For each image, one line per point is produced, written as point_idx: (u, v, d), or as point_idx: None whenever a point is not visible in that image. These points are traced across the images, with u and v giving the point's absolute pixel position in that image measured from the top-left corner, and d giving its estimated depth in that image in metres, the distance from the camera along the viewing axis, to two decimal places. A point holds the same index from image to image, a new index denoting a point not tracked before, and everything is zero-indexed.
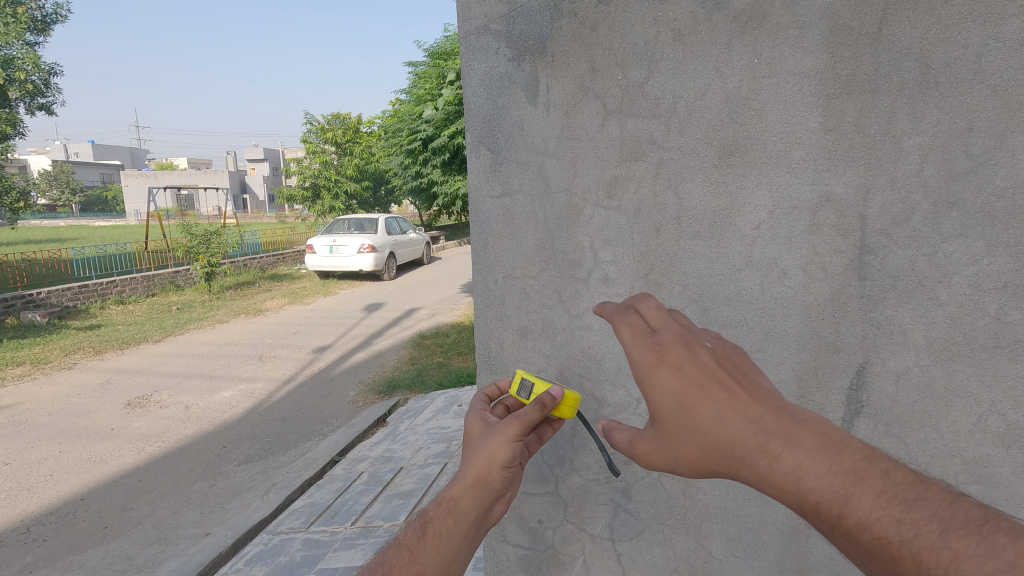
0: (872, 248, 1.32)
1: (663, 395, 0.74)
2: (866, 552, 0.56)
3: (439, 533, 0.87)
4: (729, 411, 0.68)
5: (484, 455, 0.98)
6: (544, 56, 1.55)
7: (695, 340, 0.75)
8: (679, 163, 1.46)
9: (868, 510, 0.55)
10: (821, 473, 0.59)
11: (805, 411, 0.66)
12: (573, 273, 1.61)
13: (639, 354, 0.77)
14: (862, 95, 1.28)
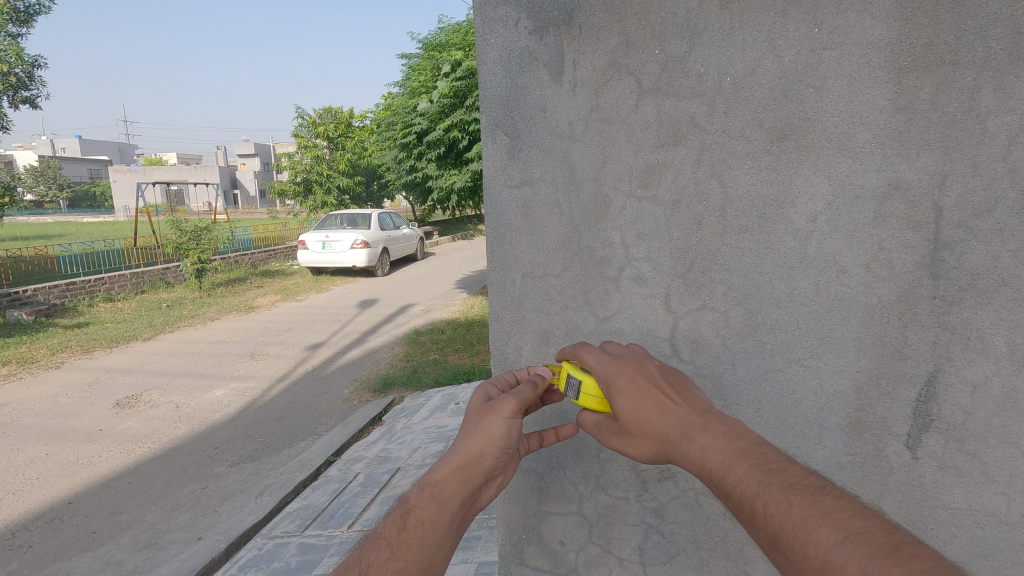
0: (948, 243, 1.18)
1: (623, 395, 1.00)
2: (741, 507, 0.78)
3: (420, 524, 0.85)
4: (666, 408, 0.95)
5: (476, 438, 0.96)
6: (570, 28, 1.38)
7: (646, 359, 1.06)
8: (725, 148, 1.29)
9: (740, 473, 0.80)
10: (715, 446, 0.85)
11: (721, 412, 0.93)
12: (601, 271, 1.45)
13: (604, 365, 1.05)
14: (940, 68, 1.13)
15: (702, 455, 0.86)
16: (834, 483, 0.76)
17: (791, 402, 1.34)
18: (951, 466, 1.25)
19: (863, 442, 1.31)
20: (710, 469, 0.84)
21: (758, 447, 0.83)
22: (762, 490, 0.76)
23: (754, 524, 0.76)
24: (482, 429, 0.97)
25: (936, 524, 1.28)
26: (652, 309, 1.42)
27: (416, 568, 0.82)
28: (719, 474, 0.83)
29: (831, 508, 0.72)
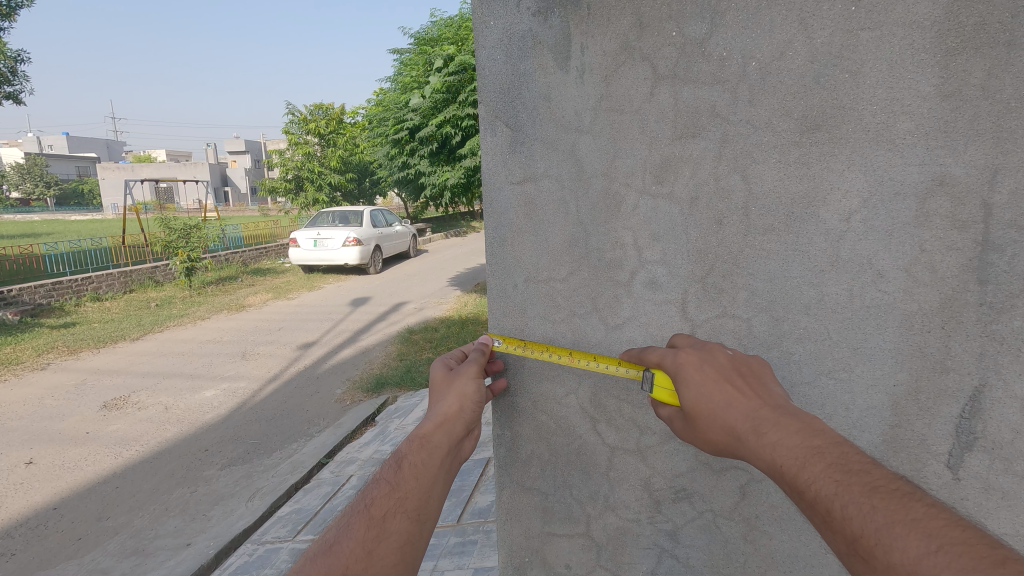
0: (998, 244, 1.06)
1: (691, 386, 0.97)
2: (813, 506, 0.72)
3: (415, 464, 0.96)
4: (738, 401, 0.91)
5: (452, 396, 1.13)
6: (578, 8, 1.25)
7: (720, 352, 1.03)
8: (749, 140, 1.18)
9: (815, 471, 0.74)
10: (788, 442, 0.80)
11: (800, 411, 0.87)
12: (612, 275, 1.33)
13: (675, 357, 1.05)
14: (992, 49, 1.01)
15: (773, 451, 0.81)
16: (926, 490, 0.69)
17: (820, 418, 1.23)
18: (996, 488, 1.14)
19: (899, 461, 1.20)
20: (781, 465, 0.78)
21: (837, 445, 0.77)
22: (842, 490, 0.70)
23: (830, 527, 0.70)
24: (451, 387, 1.17)
25: None
26: (667, 316, 1.30)
27: (418, 498, 0.91)
28: (791, 471, 0.77)
29: (923, 516, 0.65)
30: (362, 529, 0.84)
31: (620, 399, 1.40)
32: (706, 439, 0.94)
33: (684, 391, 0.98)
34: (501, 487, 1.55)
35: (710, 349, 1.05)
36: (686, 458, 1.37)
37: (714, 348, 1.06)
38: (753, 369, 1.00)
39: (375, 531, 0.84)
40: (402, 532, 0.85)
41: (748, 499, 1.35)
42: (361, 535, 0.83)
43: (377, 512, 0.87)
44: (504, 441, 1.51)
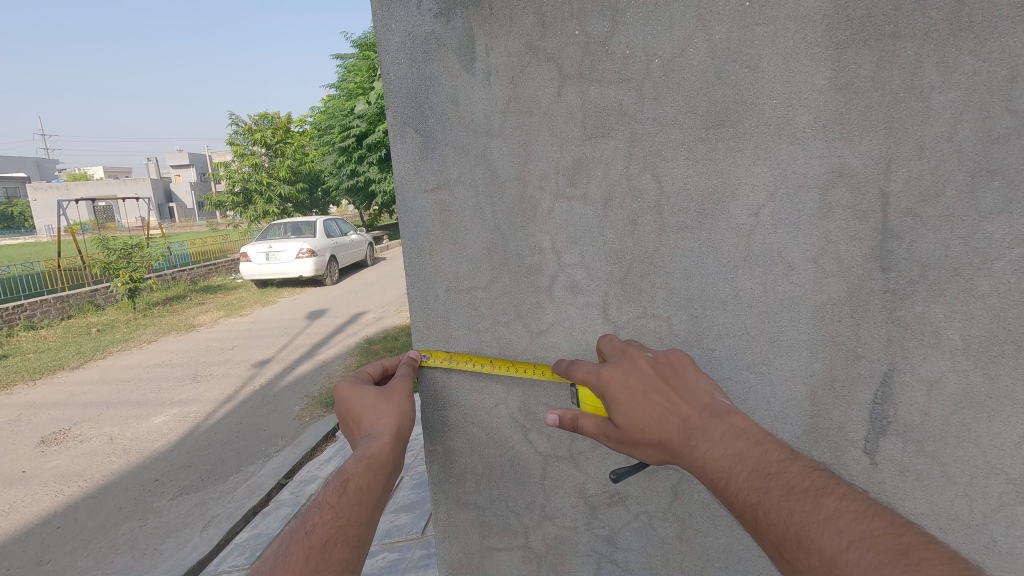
0: (897, 233, 1.08)
1: (616, 403, 0.93)
2: (743, 515, 0.73)
3: (360, 487, 0.93)
4: (667, 411, 0.88)
5: (392, 412, 1.11)
6: (479, 8, 1.21)
7: (640, 358, 0.98)
8: (657, 138, 1.17)
9: (740, 482, 0.74)
10: (714, 451, 0.79)
11: (723, 408, 0.86)
12: (532, 281, 1.31)
13: (598, 374, 0.99)
14: (879, 41, 1.03)
15: (703, 463, 0.80)
16: (838, 480, 0.69)
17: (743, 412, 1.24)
18: (911, 470, 1.17)
19: (820, 450, 1.21)
20: (711, 478, 0.78)
21: (758, 448, 0.77)
22: (762, 498, 0.71)
23: (758, 533, 0.70)
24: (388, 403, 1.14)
25: None
26: (589, 319, 1.29)
27: (359, 524, 0.89)
28: (720, 482, 0.77)
29: (834, 512, 0.65)
30: (301, 556, 0.81)
31: (549, 406, 1.37)
32: (645, 452, 0.92)
33: (613, 407, 0.93)
34: (438, 504, 1.51)
35: (631, 354, 1.01)
36: (617, 461, 1.35)
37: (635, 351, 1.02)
38: (673, 364, 0.96)
39: (315, 560, 0.81)
40: (342, 561, 0.83)
41: (680, 499, 1.33)
42: (298, 566, 0.80)
43: (318, 539, 0.84)
44: (437, 457, 1.47)
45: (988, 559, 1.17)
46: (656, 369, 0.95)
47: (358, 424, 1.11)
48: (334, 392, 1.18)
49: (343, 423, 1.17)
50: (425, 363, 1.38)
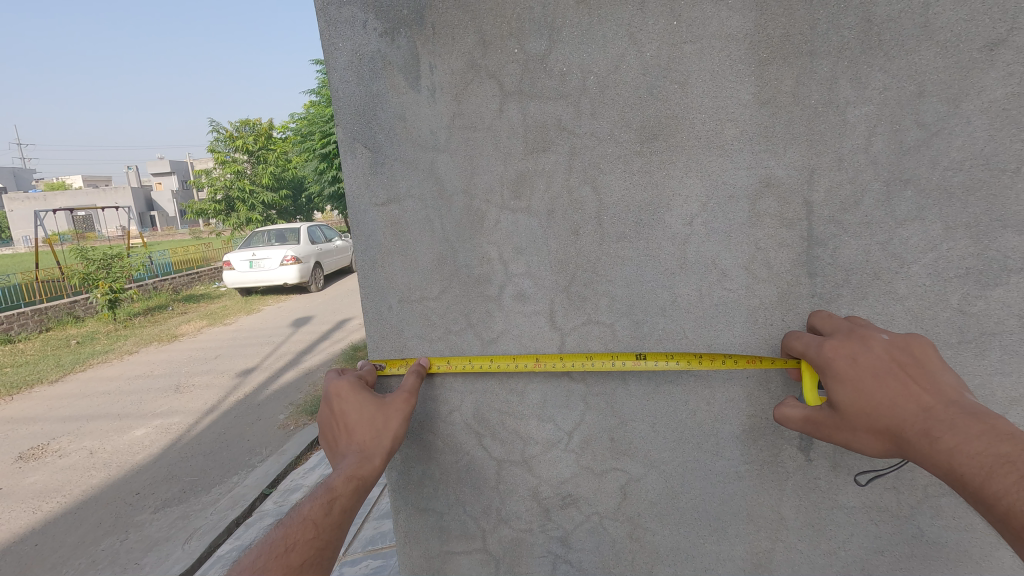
0: (821, 239, 1.13)
1: (847, 383, 0.95)
2: (998, 518, 0.74)
3: (344, 508, 1.06)
4: (902, 398, 0.89)
5: (383, 433, 1.24)
6: (422, 27, 1.24)
7: (872, 338, 0.98)
8: (595, 152, 1.21)
9: (1004, 484, 0.75)
10: (970, 449, 0.80)
11: (976, 407, 0.85)
12: (481, 290, 1.34)
13: (820, 347, 1.02)
14: (798, 58, 1.08)
15: (950, 456, 0.81)
16: None
17: (685, 414, 1.29)
18: (842, 465, 1.23)
19: (758, 449, 1.26)
20: (960, 474, 0.79)
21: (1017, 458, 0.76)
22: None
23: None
24: (383, 419, 1.25)
25: (835, 525, 1.26)
26: (537, 327, 1.33)
27: (338, 544, 1.02)
28: (976, 480, 0.78)
29: None
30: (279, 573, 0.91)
31: (501, 412, 1.40)
32: (862, 436, 0.93)
33: (838, 385, 0.96)
34: (398, 511, 1.54)
35: (852, 335, 1.00)
36: (568, 464, 1.39)
37: (858, 330, 1.01)
38: (907, 347, 0.95)
39: None
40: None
41: (629, 499, 1.38)
42: None
43: (297, 559, 0.95)
44: (395, 465, 1.50)
45: (915, 548, 1.23)
46: (894, 349, 0.95)
47: (347, 431, 1.23)
48: (328, 391, 1.28)
49: (327, 420, 1.28)
50: (382, 372, 1.41)
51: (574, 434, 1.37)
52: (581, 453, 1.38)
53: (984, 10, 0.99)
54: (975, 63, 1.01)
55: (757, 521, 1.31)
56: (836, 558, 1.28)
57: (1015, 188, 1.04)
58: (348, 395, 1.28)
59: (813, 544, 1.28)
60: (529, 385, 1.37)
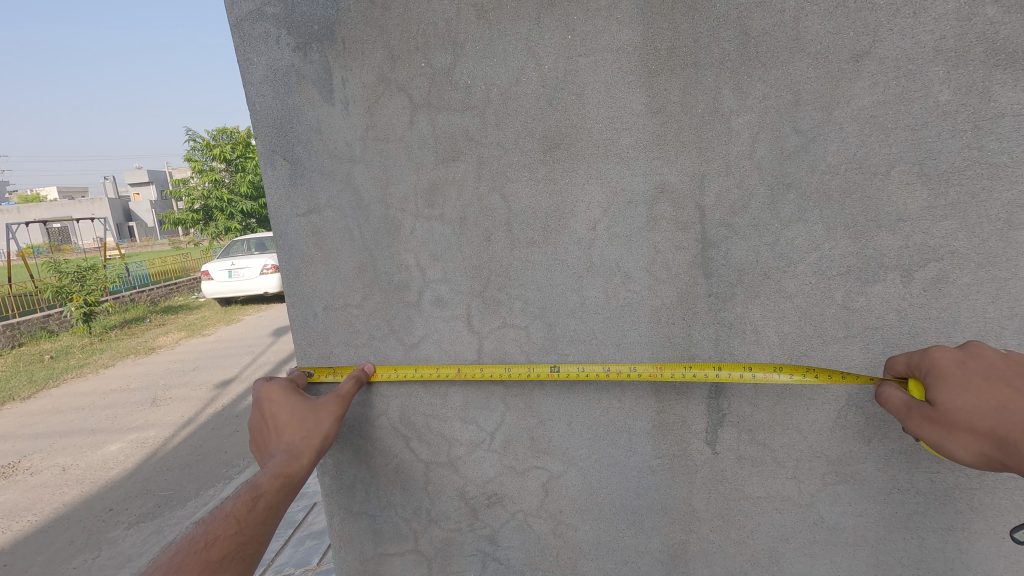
0: (714, 241, 1.19)
1: (955, 385, 0.99)
2: None
3: (269, 505, 1.08)
4: (1015, 406, 0.92)
5: (313, 434, 1.26)
6: (333, 43, 1.27)
7: (989, 348, 1.01)
8: (502, 161, 1.25)
9: None
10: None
11: None
12: (401, 297, 1.38)
13: (933, 352, 1.05)
14: (684, 70, 1.13)
15: None
16: None
17: (599, 412, 1.33)
18: (746, 457, 1.28)
19: (668, 443, 1.31)
20: None
21: None
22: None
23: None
24: (313, 420, 1.28)
25: (743, 515, 1.32)
26: (455, 331, 1.37)
27: (261, 539, 1.03)
28: None
29: None
30: (198, 567, 0.90)
31: (426, 415, 1.43)
32: (971, 437, 0.96)
33: (958, 384, 0.99)
34: (332, 515, 1.56)
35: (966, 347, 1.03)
36: (492, 464, 1.43)
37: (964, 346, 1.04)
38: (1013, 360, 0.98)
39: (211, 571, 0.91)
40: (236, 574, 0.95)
41: (551, 496, 1.42)
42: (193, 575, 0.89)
43: (216, 554, 0.94)
44: (327, 469, 1.52)
45: (817, 534, 1.29)
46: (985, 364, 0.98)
47: (276, 432, 1.25)
48: (259, 392, 1.30)
49: (254, 423, 1.29)
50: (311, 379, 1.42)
51: (496, 434, 1.41)
52: (504, 453, 1.42)
53: (848, 24, 1.06)
54: (843, 73, 1.07)
55: (671, 513, 1.36)
56: (746, 547, 1.34)
57: (886, 191, 1.10)
58: (279, 396, 1.30)
59: (723, 534, 1.34)
60: (451, 388, 1.41)
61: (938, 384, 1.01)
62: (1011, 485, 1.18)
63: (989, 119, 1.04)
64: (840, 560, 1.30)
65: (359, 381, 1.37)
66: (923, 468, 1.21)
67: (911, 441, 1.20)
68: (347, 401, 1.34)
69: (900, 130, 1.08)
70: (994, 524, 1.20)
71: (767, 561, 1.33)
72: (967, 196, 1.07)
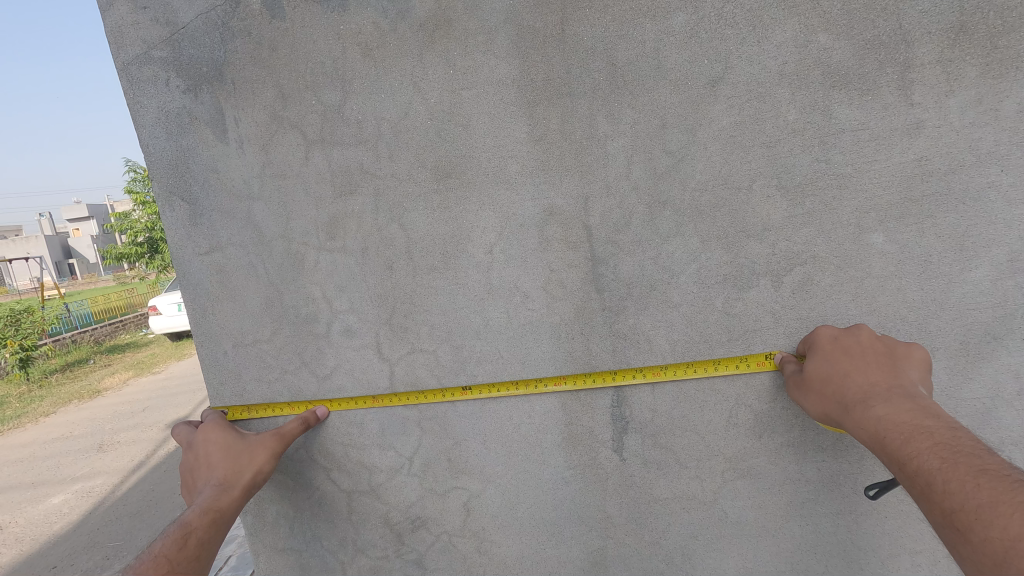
0: (603, 258, 1.25)
1: (821, 356, 1.11)
2: (903, 458, 0.86)
3: (201, 542, 1.07)
4: (859, 374, 1.04)
5: (246, 466, 1.25)
6: (223, 84, 1.28)
7: (864, 328, 1.14)
8: (397, 192, 1.29)
9: (916, 445, 0.85)
10: (895, 418, 0.92)
11: (915, 392, 0.98)
12: (310, 329, 1.39)
13: (821, 331, 1.17)
14: (560, 99, 1.20)
15: (873, 420, 0.95)
16: (994, 463, 0.77)
17: (511, 429, 1.37)
18: (651, 460, 1.34)
19: (578, 453, 1.36)
20: (881, 429, 0.92)
21: (932, 421, 0.88)
22: (946, 467, 0.79)
23: (927, 497, 0.79)
24: (247, 455, 1.27)
25: (654, 517, 1.37)
26: (366, 359, 1.39)
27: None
28: (890, 436, 0.90)
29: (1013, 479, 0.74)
30: None
31: (344, 445, 1.44)
32: (824, 400, 1.06)
33: (821, 358, 1.11)
34: (258, 554, 1.54)
35: (845, 330, 1.15)
36: (413, 488, 1.45)
37: (847, 328, 1.16)
38: (878, 339, 1.10)
39: None
40: None
41: (472, 515, 1.44)
42: None
43: None
44: (248, 508, 1.50)
45: (724, 529, 1.36)
46: (849, 347, 1.10)
47: (207, 468, 1.24)
48: (189, 436, 1.30)
49: (185, 466, 1.27)
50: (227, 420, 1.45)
51: (414, 459, 1.43)
52: (424, 476, 1.44)
53: (703, 53, 1.14)
54: (703, 97, 1.16)
55: (588, 522, 1.40)
56: (660, 547, 1.39)
57: (750, 203, 1.19)
58: (213, 434, 1.31)
59: (638, 538, 1.39)
60: (367, 415, 1.41)
61: (810, 358, 1.13)
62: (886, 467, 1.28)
63: (832, 135, 1.14)
64: (746, 552, 1.37)
65: (304, 423, 1.36)
66: (811, 458, 1.29)
67: (797, 434, 1.28)
68: (287, 439, 1.32)
69: (757, 147, 1.17)
70: (876, 505, 1.30)
71: (680, 559, 1.39)
72: (820, 205, 1.18)
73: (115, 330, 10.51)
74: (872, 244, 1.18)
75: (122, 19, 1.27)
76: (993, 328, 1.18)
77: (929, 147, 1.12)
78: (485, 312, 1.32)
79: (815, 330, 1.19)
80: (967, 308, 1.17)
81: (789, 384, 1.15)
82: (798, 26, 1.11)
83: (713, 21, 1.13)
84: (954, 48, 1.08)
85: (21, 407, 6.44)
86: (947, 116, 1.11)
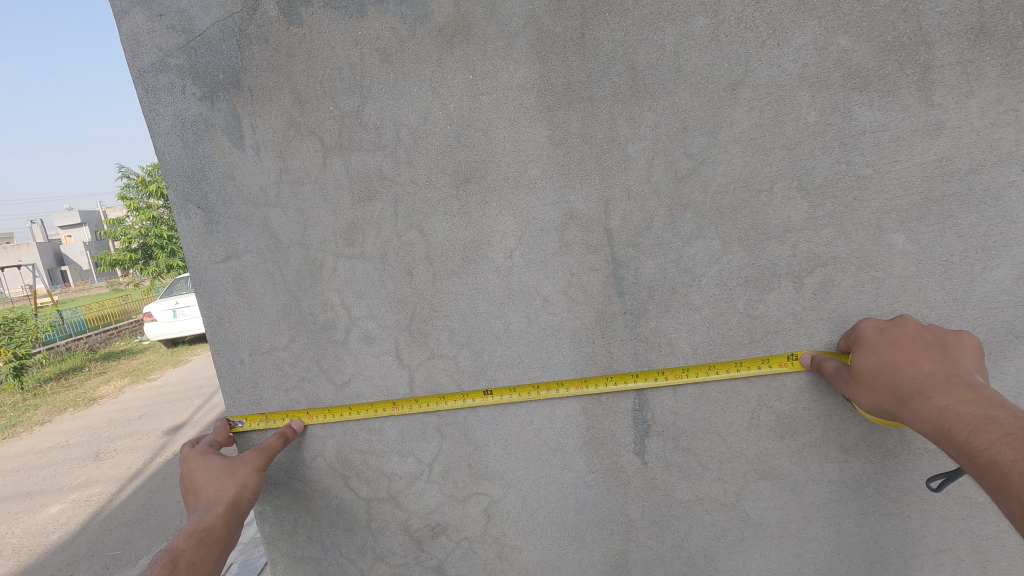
0: (623, 261, 1.25)
1: (869, 348, 1.11)
2: (970, 450, 0.86)
3: (190, 563, 1.07)
4: (913, 365, 1.04)
5: (229, 483, 1.23)
6: (240, 91, 1.28)
7: (910, 320, 1.14)
8: (416, 198, 1.28)
9: (983, 436, 0.85)
10: (958, 408, 0.91)
11: (972, 382, 0.98)
12: (328, 336, 1.38)
13: (866, 325, 1.17)
14: (581, 103, 1.20)
15: (933, 412, 0.94)
16: None
17: (531, 434, 1.36)
18: (673, 463, 1.34)
19: (599, 457, 1.36)
20: (944, 420, 0.92)
21: (995, 411, 0.88)
22: (1020, 457, 0.78)
23: (1002, 489, 0.79)
24: (230, 472, 1.26)
25: (676, 520, 1.37)
26: (386, 366, 1.38)
27: None
28: (954, 427, 0.90)
29: None
30: None
31: (363, 452, 1.43)
32: (878, 394, 1.06)
33: (872, 351, 1.11)
34: (275, 563, 1.53)
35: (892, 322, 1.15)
36: (433, 494, 1.44)
37: (892, 321, 1.16)
38: (927, 331, 1.10)
39: None
40: None
41: (493, 521, 1.44)
42: None
43: None
44: (265, 518, 1.49)
45: (745, 531, 1.36)
46: (900, 338, 1.10)
47: (193, 492, 1.23)
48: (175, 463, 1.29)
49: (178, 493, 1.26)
50: (241, 429, 1.44)
51: (434, 465, 1.42)
52: (443, 483, 1.43)
53: (723, 56, 1.15)
54: (724, 100, 1.16)
55: (609, 526, 1.40)
56: (682, 550, 1.39)
57: (771, 205, 1.20)
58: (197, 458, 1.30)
59: (661, 541, 1.39)
60: (386, 422, 1.41)
61: (859, 351, 1.13)
62: (908, 466, 1.28)
63: (852, 137, 1.15)
64: (769, 553, 1.37)
65: (283, 437, 1.35)
66: (833, 459, 1.29)
67: (819, 434, 1.28)
68: (269, 452, 1.31)
69: (778, 149, 1.17)
70: (899, 505, 1.30)
71: (702, 561, 1.39)
72: (841, 206, 1.18)
73: (110, 338, 10.43)
74: (893, 244, 1.18)
75: (137, 27, 1.27)
76: (1015, 327, 1.18)
77: (950, 147, 1.13)
78: (505, 316, 1.32)
79: (859, 325, 1.19)
80: (988, 307, 1.18)
81: (836, 379, 1.15)
82: (818, 29, 1.12)
83: (733, 24, 1.14)
84: (974, 49, 1.09)
85: (17, 417, 6.37)
86: (967, 116, 1.11)
